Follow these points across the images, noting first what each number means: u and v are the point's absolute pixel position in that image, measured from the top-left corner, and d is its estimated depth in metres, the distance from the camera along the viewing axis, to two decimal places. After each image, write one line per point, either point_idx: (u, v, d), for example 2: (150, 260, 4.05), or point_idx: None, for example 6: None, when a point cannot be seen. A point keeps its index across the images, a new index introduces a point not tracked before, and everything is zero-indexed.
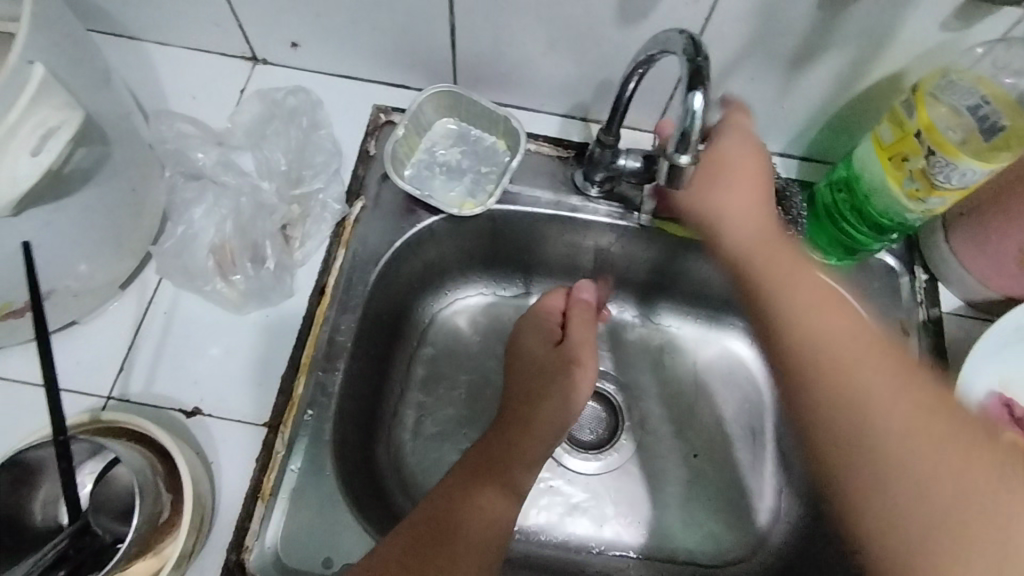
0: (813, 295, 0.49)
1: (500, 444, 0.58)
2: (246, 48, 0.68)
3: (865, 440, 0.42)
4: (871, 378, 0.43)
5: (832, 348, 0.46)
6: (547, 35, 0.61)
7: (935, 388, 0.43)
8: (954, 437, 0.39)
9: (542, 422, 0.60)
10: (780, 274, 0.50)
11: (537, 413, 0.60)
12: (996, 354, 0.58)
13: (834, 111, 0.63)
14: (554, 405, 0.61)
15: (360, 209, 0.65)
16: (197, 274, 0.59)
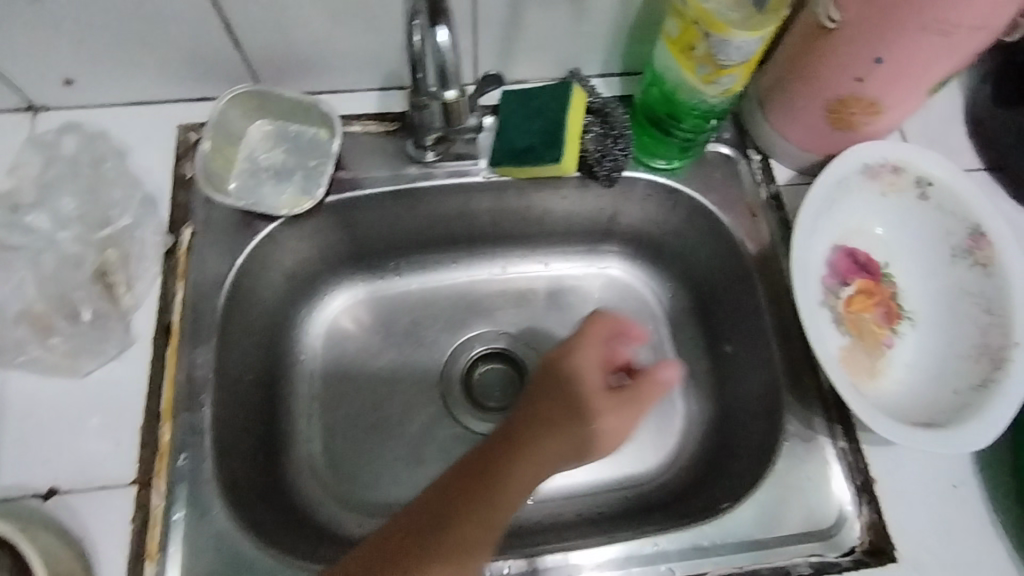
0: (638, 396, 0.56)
1: (486, 480, 0.48)
2: (17, 97, 0.63)
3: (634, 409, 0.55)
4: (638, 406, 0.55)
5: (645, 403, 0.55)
6: (325, 10, 0.59)
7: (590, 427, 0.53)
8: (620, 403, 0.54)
9: (530, 477, 0.49)
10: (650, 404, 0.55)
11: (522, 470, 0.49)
12: (833, 212, 0.60)
13: (631, 19, 0.63)
14: (544, 456, 0.50)
15: (190, 235, 0.62)
16: (20, 348, 0.55)
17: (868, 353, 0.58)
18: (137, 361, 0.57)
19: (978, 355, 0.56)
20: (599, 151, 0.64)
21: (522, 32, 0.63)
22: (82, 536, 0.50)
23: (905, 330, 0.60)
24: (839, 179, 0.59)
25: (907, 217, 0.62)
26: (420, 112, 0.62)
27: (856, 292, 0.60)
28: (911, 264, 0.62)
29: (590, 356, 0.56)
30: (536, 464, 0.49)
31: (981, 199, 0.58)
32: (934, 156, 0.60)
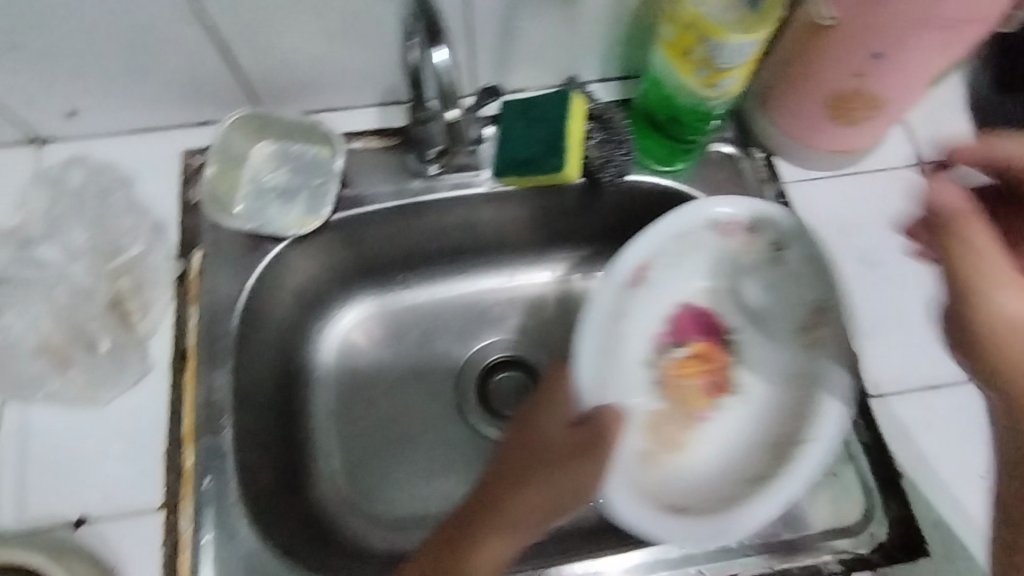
0: None
1: (526, 472, 0.51)
2: (20, 131, 0.63)
3: None
4: None
5: None
6: (321, 30, 0.59)
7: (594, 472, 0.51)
8: None
9: (1016, 300, 0.39)
10: None
11: (996, 299, 0.40)
12: (680, 267, 0.61)
13: (626, 23, 0.63)
14: (993, 232, 0.41)
15: (201, 258, 0.62)
16: (41, 379, 0.56)
17: (670, 425, 0.60)
18: (156, 387, 0.57)
19: (773, 451, 0.56)
20: (602, 158, 0.64)
21: (517, 41, 0.63)
22: (115, 562, 0.52)
23: (731, 403, 0.61)
24: (687, 232, 0.59)
25: (763, 278, 0.61)
26: (420, 126, 0.63)
27: (691, 355, 0.62)
28: (746, 346, 0.62)
29: (556, 396, 0.55)
30: (984, 298, 0.40)
31: (818, 276, 0.58)
32: (777, 211, 0.58)
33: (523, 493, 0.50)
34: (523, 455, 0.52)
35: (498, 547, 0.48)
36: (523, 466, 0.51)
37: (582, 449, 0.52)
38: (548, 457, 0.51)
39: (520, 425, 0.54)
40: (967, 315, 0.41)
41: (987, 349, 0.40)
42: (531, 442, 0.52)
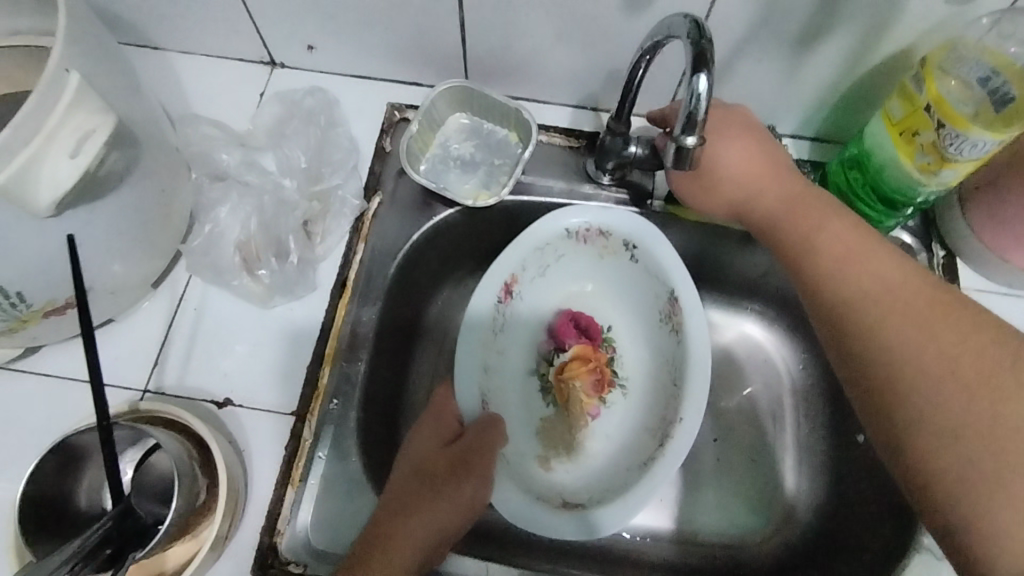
0: (919, 301, 0.46)
1: (422, 493, 0.53)
2: (264, 53, 0.70)
3: (900, 355, 0.44)
4: (911, 333, 0.44)
5: (886, 303, 0.47)
6: (554, 28, 0.61)
7: (878, 291, 0.47)
8: (942, 333, 0.44)
9: (852, 273, 0.49)
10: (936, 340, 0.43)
11: (832, 267, 0.50)
12: (559, 274, 0.69)
13: (845, 88, 0.62)
14: (840, 221, 0.52)
15: (377, 205, 0.66)
16: (224, 270, 0.62)
17: (564, 428, 0.67)
18: (316, 306, 0.63)
19: (657, 433, 0.62)
20: None
21: (732, 81, 0.63)
22: (244, 448, 0.57)
23: (613, 399, 0.69)
24: (541, 245, 0.65)
25: (619, 270, 0.68)
26: (613, 137, 0.63)
27: (574, 357, 0.68)
28: (625, 324, 0.70)
29: (443, 416, 0.59)
30: (863, 290, 0.48)
31: (676, 268, 0.62)
32: (649, 228, 0.63)
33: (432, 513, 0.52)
34: (408, 480, 0.54)
35: (410, 546, 0.50)
36: (404, 499, 0.53)
37: (451, 466, 0.54)
38: (438, 471, 0.54)
39: (422, 446, 0.57)
40: (846, 267, 0.49)
41: (830, 297, 0.49)
42: (421, 475, 0.54)
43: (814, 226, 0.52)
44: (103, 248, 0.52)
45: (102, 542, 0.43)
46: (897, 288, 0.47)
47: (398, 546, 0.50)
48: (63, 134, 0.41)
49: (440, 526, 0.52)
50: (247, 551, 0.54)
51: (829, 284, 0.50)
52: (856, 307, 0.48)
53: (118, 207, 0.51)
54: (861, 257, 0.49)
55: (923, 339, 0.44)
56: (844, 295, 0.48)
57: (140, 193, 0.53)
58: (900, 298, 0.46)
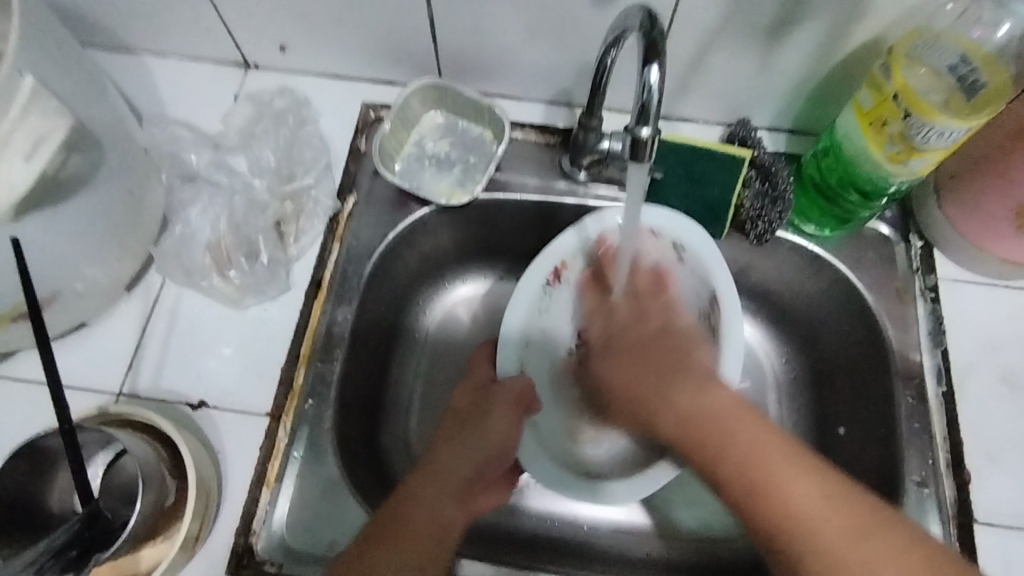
0: (784, 457, 0.46)
1: (464, 427, 0.56)
2: (237, 54, 0.70)
3: (807, 549, 0.42)
4: (804, 500, 0.44)
5: (785, 486, 0.45)
6: (523, 23, 0.61)
7: (782, 462, 0.46)
8: (813, 494, 0.44)
9: (745, 448, 0.47)
10: (809, 510, 0.43)
11: (731, 436, 0.48)
12: None
13: (818, 79, 0.61)
14: (721, 398, 0.50)
15: (352, 205, 0.66)
16: (197, 271, 0.62)
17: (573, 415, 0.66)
18: (291, 306, 0.62)
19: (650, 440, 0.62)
20: (754, 209, 0.63)
21: (704, 74, 0.63)
22: (218, 450, 0.57)
23: None
24: (593, 237, 0.61)
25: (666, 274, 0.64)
26: (585, 133, 0.63)
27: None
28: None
29: (481, 363, 0.61)
30: (756, 464, 0.46)
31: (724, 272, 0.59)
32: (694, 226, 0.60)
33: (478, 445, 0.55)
34: (448, 421, 0.57)
35: (466, 462, 0.55)
36: (451, 428, 0.57)
37: (472, 408, 0.57)
38: (476, 407, 0.57)
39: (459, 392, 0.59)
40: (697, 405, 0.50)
41: (727, 465, 0.47)
42: (464, 414, 0.57)
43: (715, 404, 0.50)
44: (70, 251, 0.52)
45: (67, 545, 0.43)
46: (794, 462, 0.46)
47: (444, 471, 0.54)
48: (16, 137, 0.41)
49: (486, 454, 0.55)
50: (219, 553, 0.54)
51: (738, 445, 0.47)
52: (755, 469, 0.46)
53: (82, 210, 0.51)
54: (745, 429, 0.48)
55: (800, 482, 0.45)
56: (756, 488, 0.45)
57: (106, 195, 0.53)
58: (805, 489, 0.44)
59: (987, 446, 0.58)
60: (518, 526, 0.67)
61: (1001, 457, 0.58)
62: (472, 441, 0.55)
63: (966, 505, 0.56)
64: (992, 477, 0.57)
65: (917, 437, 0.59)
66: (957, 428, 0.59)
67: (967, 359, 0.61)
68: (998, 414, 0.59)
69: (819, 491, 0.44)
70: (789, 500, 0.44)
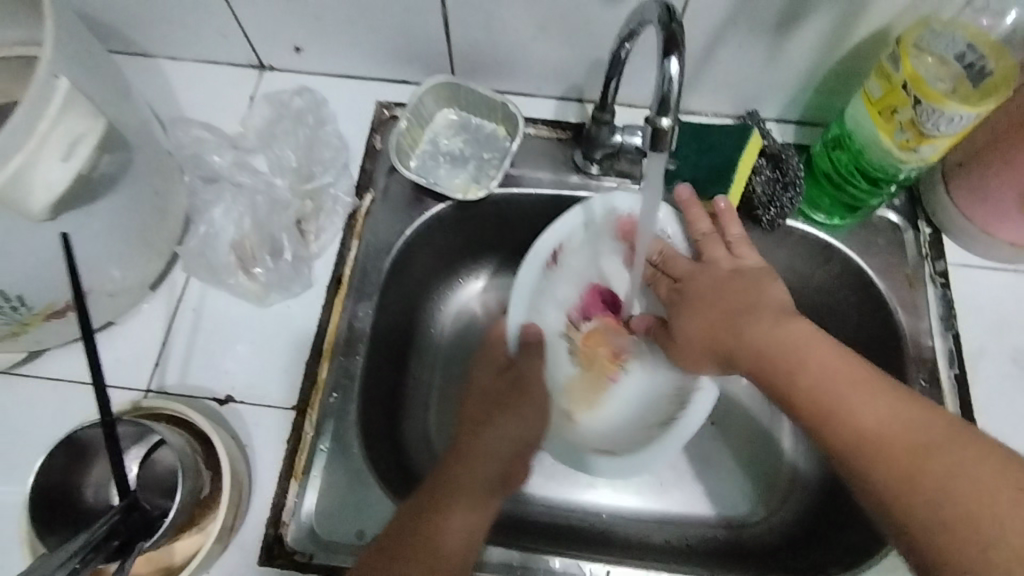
0: (834, 363, 0.47)
1: (496, 406, 0.59)
2: (253, 56, 0.71)
3: (857, 436, 0.43)
4: (846, 390, 0.45)
5: (818, 376, 0.47)
6: (536, 21, 0.62)
7: (819, 355, 0.48)
8: (856, 375, 0.45)
9: (780, 351, 0.49)
10: (842, 381, 0.45)
11: (832, 405, 0.45)
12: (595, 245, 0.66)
13: (827, 70, 0.63)
14: (760, 305, 0.53)
15: (370, 201, 0.67)
16: (221, 269, 0.63)
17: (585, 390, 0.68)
18: (313, 302, 0.64)
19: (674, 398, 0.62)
20: (766, 197, 0.64)
21: (714, 67, 0.64)
22: (246, 444, 0.58)
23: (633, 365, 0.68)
24: (582, 224, 0.64)
25: None
26: (598, 127, 0.64)
27: (591, 329, 0.69)
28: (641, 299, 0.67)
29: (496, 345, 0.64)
30: (796, 355, 0.48)
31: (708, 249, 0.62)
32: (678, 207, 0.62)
33: (508, 424, 0.58)
34: (486, 393, 0.60)
35: (502, 450, 0.57)
36: (486, 410, 0.59)
37: (507, 390, 0.60)
38: (505, 390, 0.60)
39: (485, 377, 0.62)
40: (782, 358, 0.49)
41: (839, 434, 0.44)
42: (497, 396, 0.60)
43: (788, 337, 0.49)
44: (100, 251, 0.53)
45: (110, 534, 0.44)
46: (830, 354, 0.47)
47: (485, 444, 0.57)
48: (53, 139, 0.42)
49: (522, 434, 0.59)
50: (252, 544, 0.55)
51: (850, 419, 0.44)
52: (871, 439, 0.42)
53: (112, 210, 0.52)
54: (777, 325, 0.51)
55: (935, 444, 0.40)
56: (800, 390, 0.47)
57: (135, 195, 0.54)
58: (834, 368, 0.46)
59: (1000, 427, 0.59)
60: (539, 514, 0.68)
61: (1013, 436, 0.59)
62: (495, 432, 0.58)
63: None
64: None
65: None
66: (970, 410, 0.60)
67: (978, 342, 0.62)
68: (1010, 395, 0.60)
69: (853, 375, 0.46)
70: (829, 403, 0.45)
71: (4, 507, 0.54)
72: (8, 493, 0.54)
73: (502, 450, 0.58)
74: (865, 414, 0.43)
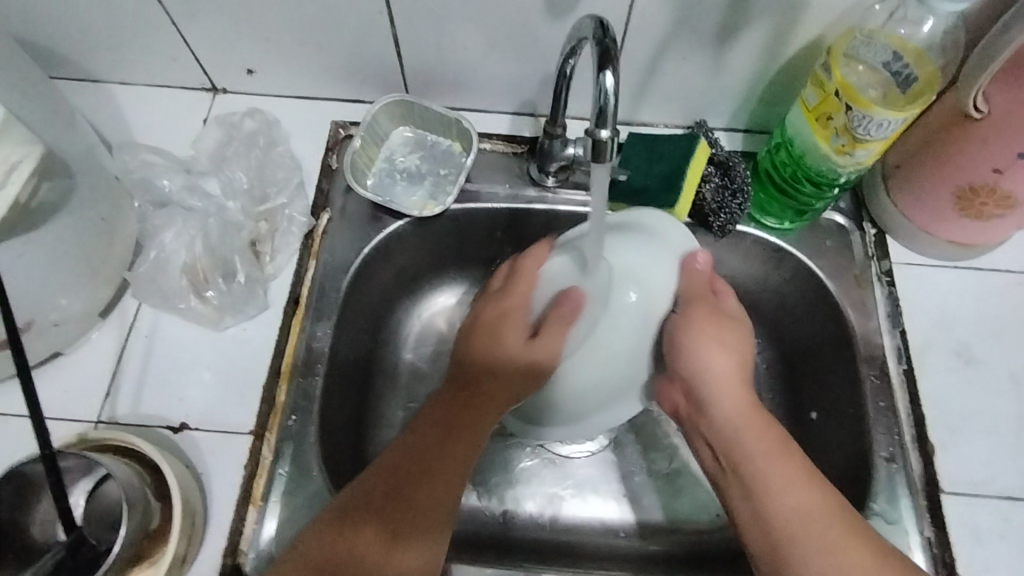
0: (815, 510, 0.49)
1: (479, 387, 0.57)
2: (204, 78, 0.71)
3: None
4: (826, 546, 0.47)
5: (797, 523, 0.48)
6: (484, 38, 0.63)
7: (830, 509, 0.49)
8: (830, 522, 0.48)
9: (783, 499, 0.49)
10: (807, 521, 0.48)
11: (752, 473, 0.52)
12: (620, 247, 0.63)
13: (768, 80, 0.65)
14: (777, 453, 0.52)
15: (327, 221, 0.67)
16: (173, 294, 0.62)
17: None
18: (270, 325, 0.63)
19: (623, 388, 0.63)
20: (715, 204, 0.65)
21: (661, 79, 0.66)
22: (202, 472, 0.57)
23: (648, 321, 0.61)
24: None
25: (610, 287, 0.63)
26: (550, 140, 0.65)
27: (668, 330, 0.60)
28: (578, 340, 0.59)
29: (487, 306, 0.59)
30: (776, 496, 0.50)
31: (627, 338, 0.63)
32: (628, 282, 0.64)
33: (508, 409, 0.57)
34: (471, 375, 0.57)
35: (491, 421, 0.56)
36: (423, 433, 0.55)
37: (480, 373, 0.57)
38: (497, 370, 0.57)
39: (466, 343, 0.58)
40: (735, 453, 0.53)
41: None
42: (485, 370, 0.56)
43: (742, 424, 0.55)
44: (43, 280, 0.52)
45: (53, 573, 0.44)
46: (835, 513, 0.49)
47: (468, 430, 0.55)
48: None
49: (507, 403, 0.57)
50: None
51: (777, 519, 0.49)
52: (787, 525, 0.48)
53: (56, 239, 0.51)
54: (788, 473, 0.51)
55: (811, 539, 0.47)
56: (753, 498, 0.51)
57: (80, 222, 0.53)
58: (809, 518, 0.48)
59: (948, 419, 0.61)
60: (506, 531, 0.68)
61: (962, 428, 0.61)
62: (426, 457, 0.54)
63: (933, 476, 0.59)
64: (956, 448, 0.60)
65: (883, 415, 0.62)
66: (919, 403, 0.61)
67: (925, 338, 0.64)
68: (956, 388, 0.62)
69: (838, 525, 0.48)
70: (785, 534, 0.48)
71: None
72: None
73: (429, 455, 0.54)
74: None
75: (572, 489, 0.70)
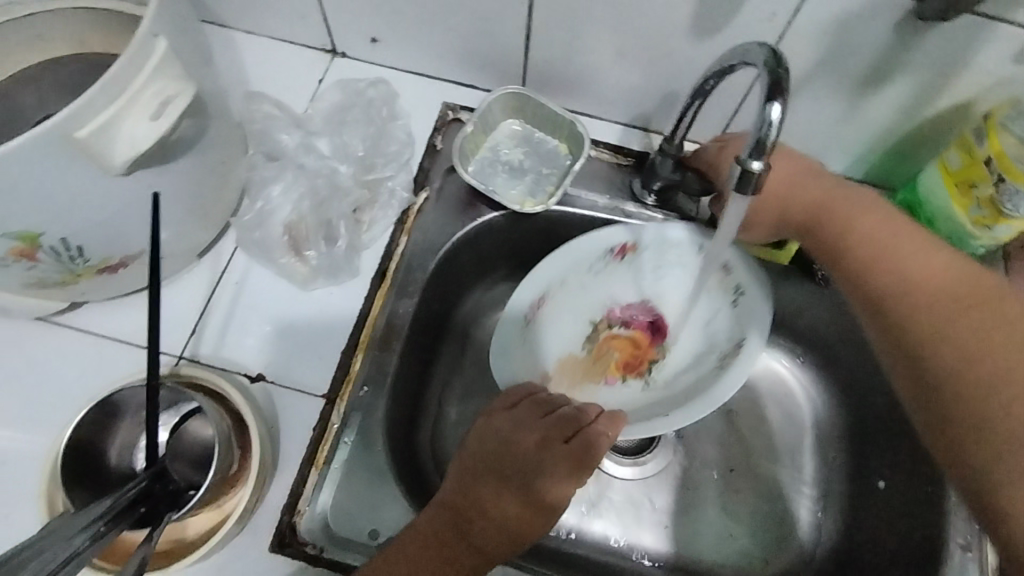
0: (931, 261, 0.51)
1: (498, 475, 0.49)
2: (327, 41, 0.71)
3: (942, 335, 0.48)
4: (943, 286, 0.50)
5: (915, 276, 0.51)
6: (619, 46, 0.62)
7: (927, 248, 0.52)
8: (937, 262, 0.51)
9: (907, 262, 0.51)
10: (927, 275, 0.50)
11: (867, 238, 0.53)
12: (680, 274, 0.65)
13: (903, 132, 0.62)
14: (872, 205, 0.55)
15: (424, 200, 0.66)
16: (271, 246, 0.62)
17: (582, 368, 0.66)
18: (356, 293, 0.63)
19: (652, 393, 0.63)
20: None
21: (790, 115, 0.64)
22: (272, 426, 0.57)
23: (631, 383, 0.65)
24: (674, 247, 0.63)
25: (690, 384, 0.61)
26: (663, 158, 0.62)
27: (627, 337, 0.67)
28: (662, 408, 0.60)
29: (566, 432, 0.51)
30: (896, 260, 0.52)
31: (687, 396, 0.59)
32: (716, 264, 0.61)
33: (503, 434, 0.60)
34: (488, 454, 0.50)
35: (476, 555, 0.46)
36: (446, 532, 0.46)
37: (512, 453, 0.50)
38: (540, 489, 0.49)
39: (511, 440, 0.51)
40: (837, 219, 0.55)
41: (931, 328, 0.48)
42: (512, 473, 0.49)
43: (874, 229, 0.53)
44: (164, 211, 0.53)
45: (136, 501, 0.44)
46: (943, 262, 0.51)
47: (481, 526, 0.47)
48: (144, 97, 0.42)
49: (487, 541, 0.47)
50: (266, 527, 0.54)
51: (928, 359, 0.48)
52: (916, 284, 0.50)
53: (182, 176, 0.52)
54: (874, 216, 0.54)
55: (937, 288, 0.50)
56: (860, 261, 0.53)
57: (203, 161, 0.53)
58: (929, 267, 0.51)
59: None
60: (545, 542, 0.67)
61: None
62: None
63: None
64: None
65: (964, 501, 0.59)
66: None
67: None
68: None
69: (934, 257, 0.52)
70: (908, 296, 0.50)
71: (24, 455, 0.53)
72: (29, 442, 0.53)
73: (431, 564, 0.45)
74: (950, 322, 0.48)
75: (618, 511, 0.69)
